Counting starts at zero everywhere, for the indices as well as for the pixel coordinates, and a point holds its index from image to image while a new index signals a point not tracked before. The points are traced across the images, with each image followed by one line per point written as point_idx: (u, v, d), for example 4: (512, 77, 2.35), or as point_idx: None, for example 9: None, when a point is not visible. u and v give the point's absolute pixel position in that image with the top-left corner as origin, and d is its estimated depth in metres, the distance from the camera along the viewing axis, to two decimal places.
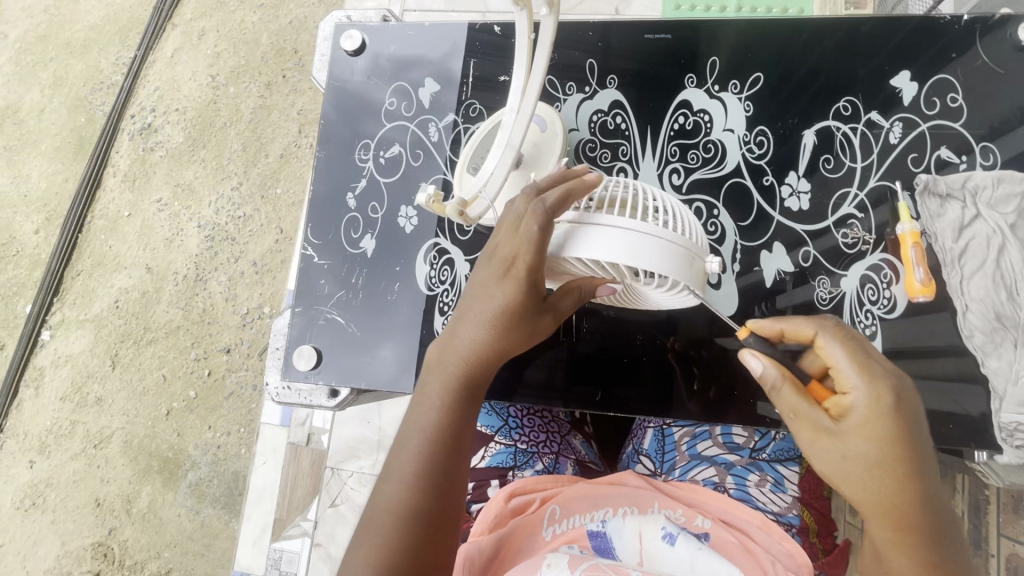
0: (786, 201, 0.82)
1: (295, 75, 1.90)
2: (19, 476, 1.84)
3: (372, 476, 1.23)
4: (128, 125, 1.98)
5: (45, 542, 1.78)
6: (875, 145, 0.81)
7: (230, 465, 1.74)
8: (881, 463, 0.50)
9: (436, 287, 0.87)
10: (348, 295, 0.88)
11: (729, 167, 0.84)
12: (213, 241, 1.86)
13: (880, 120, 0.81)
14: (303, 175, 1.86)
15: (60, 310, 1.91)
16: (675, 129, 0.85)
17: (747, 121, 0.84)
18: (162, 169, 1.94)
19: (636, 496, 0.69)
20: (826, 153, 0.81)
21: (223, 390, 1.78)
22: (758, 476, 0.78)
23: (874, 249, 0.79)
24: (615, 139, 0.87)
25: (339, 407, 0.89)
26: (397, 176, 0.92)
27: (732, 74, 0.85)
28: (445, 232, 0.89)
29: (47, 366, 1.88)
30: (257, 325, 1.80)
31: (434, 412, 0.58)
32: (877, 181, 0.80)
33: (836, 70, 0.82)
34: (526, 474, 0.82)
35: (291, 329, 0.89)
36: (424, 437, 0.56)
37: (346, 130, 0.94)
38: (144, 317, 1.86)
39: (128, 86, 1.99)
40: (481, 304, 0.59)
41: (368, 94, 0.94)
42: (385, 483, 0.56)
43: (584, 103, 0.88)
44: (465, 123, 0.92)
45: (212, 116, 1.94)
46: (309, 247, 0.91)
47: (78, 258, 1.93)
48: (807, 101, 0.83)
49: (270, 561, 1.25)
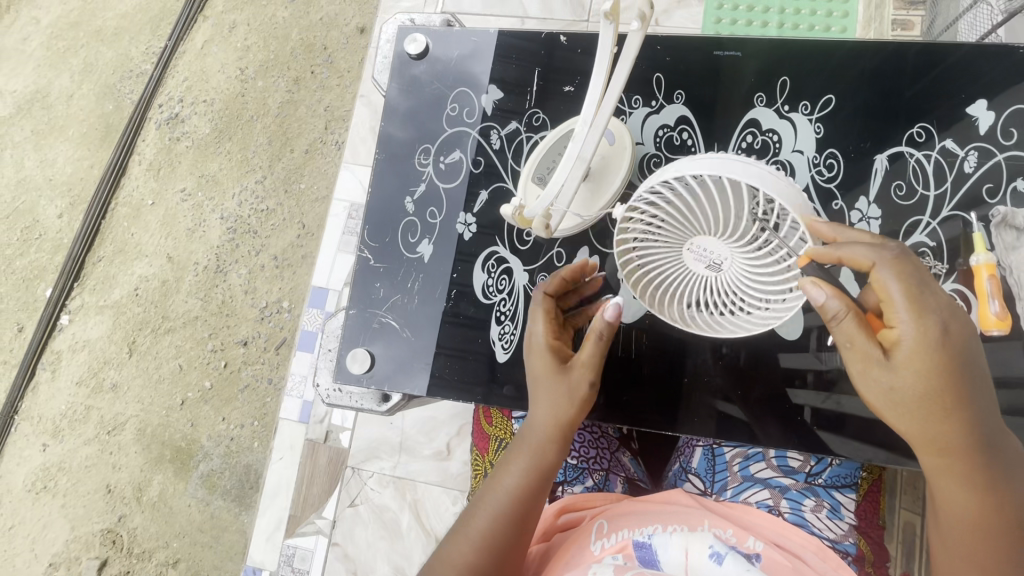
0: (855, 226, 0.79)
1: (324, 71, 1.90)
2: (32, 458, 1.84)
3: (393, 477, 1.22)
4: (155, 114, 1.99)
5: (55, 526, 1.79)
6: (949, 173, 0.78)
7: (242, 458, 1.74)
8: (927, 394, 0.52)
9: (493, 296, 0.88)
10: (404, 300, 0.90)
11: (797, 189, 0.82)
12: (236, 233, 1.87)
13: (955, 148, 0.78)
14: (328, 171, 1.86)
15: (80, 295, 1.92)
16: (743, 148, 0.84)
17: (818, 142, 0.82)
18: (187, 160, 1.95)
19: (685, 513, 0.66)
20: (898, 179, 0.79)
21: (238, 382, 1.78)
22: (814, 502, 0.77)
23: (946, 277, 0.75)
24: (680, 155, 0.85)
25: (390, 410, 0.96)
26: (457, 182, 0.92)
27: (802, 95, 0.83)
28: (504, 242, 0.89)
29: (64, 350, 1.89)
30: (275, 319, 1.80)
31: (509, 480, 0.66)
32: (950, 212, 0.77)
33: (897, 95, 0.79)
34: (576, 490, 0.84)
35: (345, 330, 0.91)
36: (502, 501, 0.64)
37: (407, 134, 0.95)
38: (163, 306, 1.87)
39: (157, 76, 2.00)
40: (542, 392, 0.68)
41: (431, 99, 0.95)
42: (458, 543, 0.63)
43: (650, 117, 0.87)
44: (528, 132, 0.91)
45: (239, 109, 1.95)
46: (366, 249, 0.93)
47: (100, 244, 1.94)
48: (880, 125, 0.80)
49: (283, 557, 1.25)
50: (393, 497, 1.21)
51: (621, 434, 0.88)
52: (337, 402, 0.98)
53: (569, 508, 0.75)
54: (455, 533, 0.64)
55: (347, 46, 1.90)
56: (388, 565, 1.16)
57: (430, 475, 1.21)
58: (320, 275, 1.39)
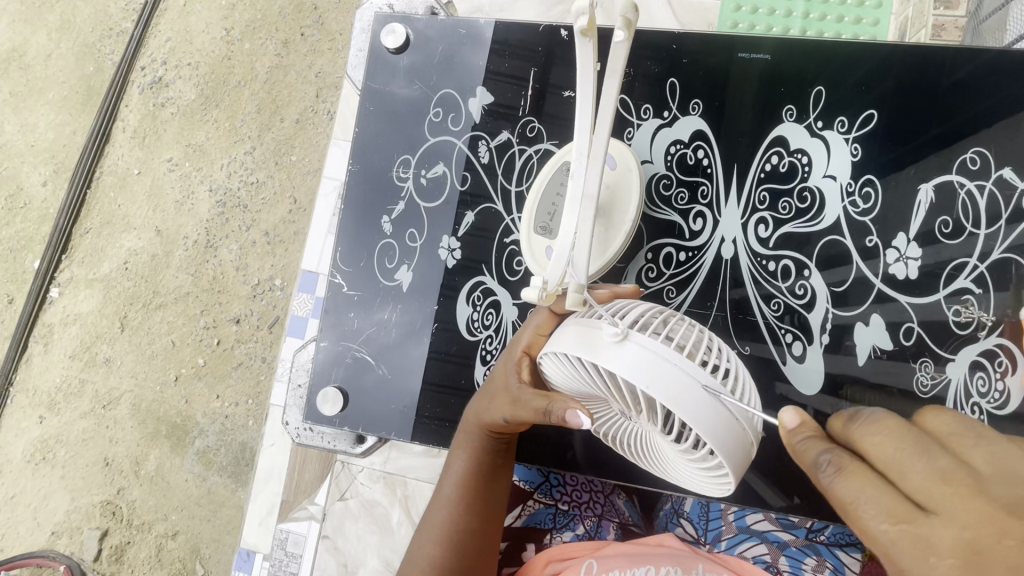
0: (891, 266, 0.76)
1: (314, 34, 1.79)
2: (29, 430, 1.84)
3: (383, 472, 1.20)
4: (138, 77, 1.89)
5: (56, 497, 1.80)
6: (1004, 210, 0.74)
7: (237, 436, 1.74)
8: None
9: (479, 332, 0.87)
10: (379, 332, 0.89)
11: (827, 222, 0.79)
12: (225, 207, 1.80)
13: (1015, 178, 0.74)
14: (318, 143, 1.77)
15: (69, 268, 1.87)
16: (766, 171, 0.81)
17: (853, 168, 0.79)
18: (173, 127, 1.86)
19: (677, 555, 0.70)
20: (943, 215, 0.75)
21: (231, 360, 1.76)
22: (815, 561, 0.80)
23: (991, 331, 0.72)
24: (694, 177, 0.83)
25: (363, 452, 0.96)
26: (440, 199, 0.90)
27: (838, 111, 0.79)
28: (492, 272, 0.87)
29: (56, 323, 1.86)
30: (267, 297, 1.75)
31: (454, 483, 0.68)
32: (1001, 254, 0.73)
33: (928, 115, 0.76)
34: (566, 538, 0.81)
35: (317, 363, 0.90)
36: (449, 493, 0.68)
37: (387, 141, 0.91)
38: (154, 281, 1.82)
39: (139, 35, 1.88)
40: (483, 395, 0.69)
41: (413, 102, 0.91)
42: (421, 544, 0.66)
43: (662, 130, 0.85)
44: (520, 143, 0.88)
45: (226, 73, 1.84)
46: (338, 273, 0.91)
47: (87, 215, 1.88)
48: (915, 148, 0.77)
49: (276, 541, 1.24)
50: (383, 493, 1.20)
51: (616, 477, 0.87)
52: (308, 442, 0.94)
53: (553, 559, 0.72)
54: (418, 537, 0.67)
55: (338, 6, 1.77)
56: (378, 560, 1.16)
57: (420, 471, 1.19)
58: (308, 259, 1.33)
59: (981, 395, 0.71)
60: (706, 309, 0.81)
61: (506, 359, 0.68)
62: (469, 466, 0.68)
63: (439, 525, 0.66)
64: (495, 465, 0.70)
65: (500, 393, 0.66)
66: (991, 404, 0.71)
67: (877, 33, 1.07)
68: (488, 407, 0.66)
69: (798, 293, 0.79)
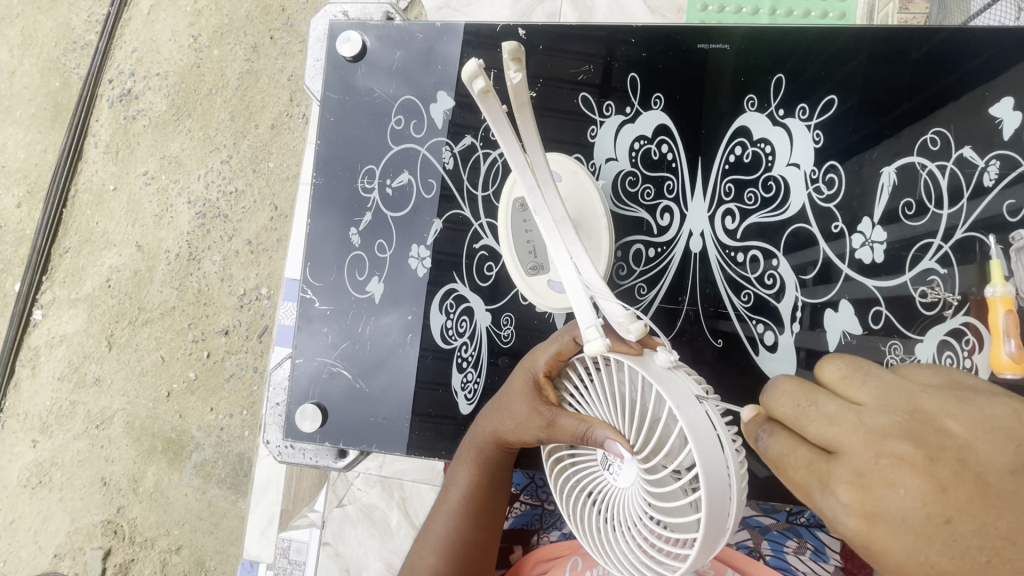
0: (857, 252, 0.77)
1: (284, 36, 1.76)
2: (24, 455, 1.82)
3: (380, 477, 1.21)
4: (106, 91, 1.85)
5: (56, 519, 1.80)
6: (966, 188, 0.74)
7: (234, 447, 1.73)
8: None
9: (453, 340, 0.87)
10: (355, 347, 0.88)
11: (793, 210, 0.79)
12: (205, 218, 1.78)
13: (974, 157, 0.74)
14: (296, 148, 1.75)
15: (50, 289, 1.85)
16: (730, 162, 0.81)
17: (816, 154, 0.79)
18: (146, 140, 1.83)
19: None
20: (907, 197, 0.76)
21: (223, 371, 1.75)
22: (796, 543, 0.82)
23: (955, 311, 0.73)
24: (660, 172, 0.83)
25: (347, 467, 0.91)
26: (407, 208, 0.89)
27: (799, 98, 0.79)
28: (463, 279, 0.87)
29: (42, 346, 1.84)
30: (254, 306, 1.74)
31: (460, 495, 0.69)
32: (965, 233, 0.74)
33: (892, 99, 0.77)
34: (553, 537, 0.81)
35: (295, 381, 0.90)
36: (453, 505, 0.68)
37: (351, 153, 0.90)
38: (138, 297, 1.80)
39: (103, 47, 1.84)
40: (505, 409, 0.67)
41: (375, 111, 0.90)
42: (421, 554, 0.67)
43: (625, 126, 0.84)
44: (484, 146, 0.87)
45: (197, 82, 1.81)
46: (309, 289, 0.91)
47: (64, 235, 1.85)
48: (878, 132, 0.77)
49: (279, 550, 1.25)
50: (381, 496, 1.20)
51: None
52: (289, 459, 0.91)
53: (541, 558, 0.74)
54: (421, 543, 0.68)
55: (305, 6, 1.75)
56: (380, 562, 1.17)
57: (417, 472, 1.19)
58: (291, 267, 1.32)
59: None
60: (677, 305, 0.82)
61: (523, 377, 0.66)
62: (479, 482, 0.69)
63: (442, 537, 0.67)
64: (501, 477, 0.70)
65: (529, 412, 0.63)
66: None
67: (846, 8, 1.07)
68: (517, 423, 0.64)
69: (767, 283, 0.79)
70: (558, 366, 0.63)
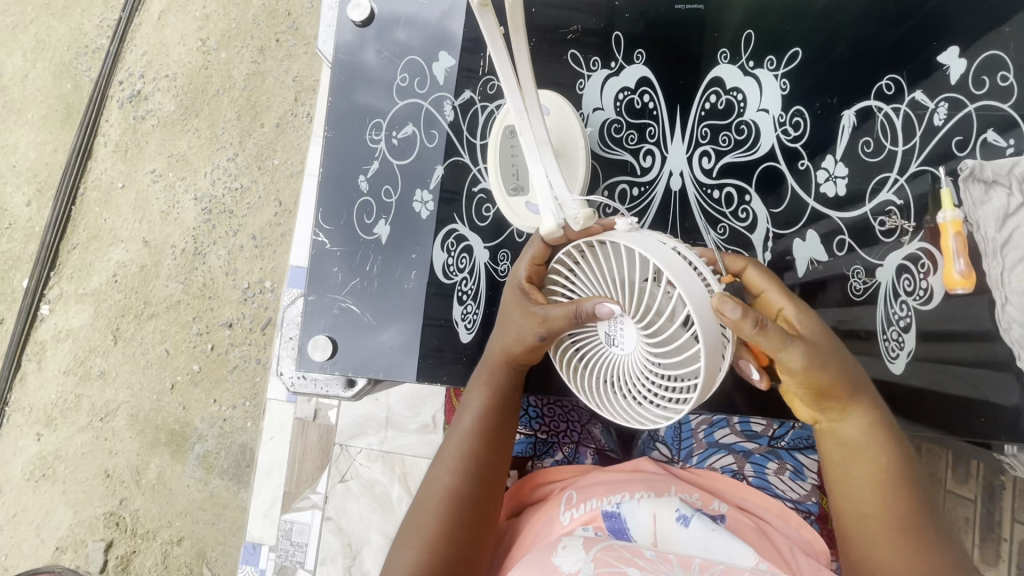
0: (821, 186, 0.79)
1: (290, 39, 1.82)
2: (28, 448, 1.84)
3: (381, 452, 1.25)
4: (117, 92, 1.91)
5: (58, 512, 1.81)
6: (918, 127, 0.76)
7: (236, 438, 1.76)
8: (895, 501, 0.59)
9: (454, 275, 0.86)
10: (364, 283, 0.87)
11: (762, 150, 0.81)
12: (211, 214, 1.83)
13: (925, 99, 0.76)
14: (301, 146, 1.81)
15: (57, 285, 1.88)
16: (706, 109, 0.83)
17: (783, 100, 0.81)
18: (154, 139, 1.89)
19: (653, 479, 0.70)
20: (865, 136, 0.78)
21: (226, 363, 1.78)
22: (777, 465, 0.80)
23: (912, 237, 0.75)
24: (642, 119, 0.84)
25: (356, 397, 0.93)
26: (413, 157, 0.89)
27: (767, 50, 0.81)
28: (463, 219, 0.87)
29: (48, 339, 1.87)
30: (258, 299, 1.78)
31: (472, 417, 0.68)
32: (919, 167, 0.76)
33: (858, 52, 0.78)
34: (546, 464, 0.84)
35: (305, 318, 0.87)
36: (466, 427, 0.68)
37: (358, 106, 0.90)
38: (144, 291, 1.84)
39: (114, 51, 1.90)
40: (505, 325, 0.67)
41: (379, 69, 0.91)
42: (436, 476, 0.66)
43: (610, 79, 0.85)
44: (482, 100, 0.88)
45: (204, 83, 1.87)
46: (320, 232, 0.89)
47: (72, 231, 1.89)
48: (844, 80, 0.79)
49: (281, 532, 1.26)
50: (382, 472, 1.23)
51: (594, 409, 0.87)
52: (301, 390, 0.94)
53: (541, 481, 0.77)
54: (433, 467, 0.67)
55: (311, 11, 1.82)
56: (381, 536, 1.20)
57: (417, 447, 1.24)
58: (296, 255, 1.39)
59: (907, 293, 0.74)
60: None
61: (511, 290, 0.67)
62: (489, 401, 0.68)
63: (455, 456, 0.66)
64: (511, 399, 0.70)
65: (523, 316, 0.64)
66: (917, 301, 0.74)
67: None
68: (516, 333, 0.65)
69: (741, 217, 0.81)
70: (538, 271, 0.67)
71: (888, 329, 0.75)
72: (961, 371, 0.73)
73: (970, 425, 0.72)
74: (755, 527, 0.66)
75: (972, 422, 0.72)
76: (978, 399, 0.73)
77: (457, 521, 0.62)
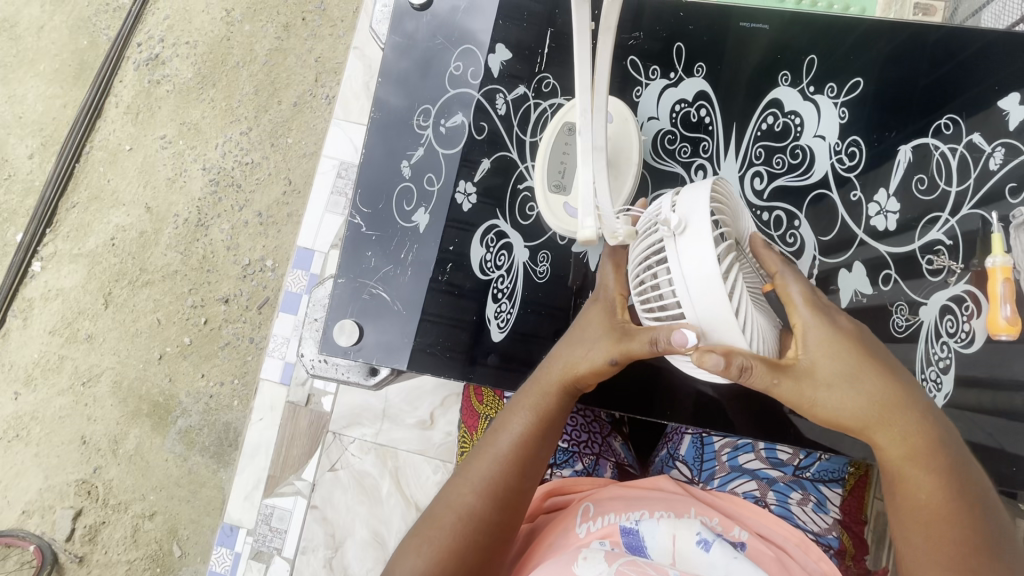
0: (873, 219, 0.79)
1: (316, 19, 1.81)
2: (4, 406, 1.79)
3: (374, 444, 1.23)
4: (134, 53, 1.87)
5: (28, 474, 1.75)
6: (973, 169, 0.77)
7: (221, 416, 1.73)
8: (943, 531, 0.55)
9: (491, 272, 0.85)
10: (396, 271, 0.86)
11: (816, 176, 0.81)
12: (218, 185, 1.80)
13: (982, 143, 0.77)
14: (316, 127, 1.79)
15: (52, 242, 1.84)
16: (763, 130, 0.82)
17: (840, 128, 0.81)
18: (168, 104, 1.86)
19: (670, 499, 0.70)
20: (920, 173, 0.78)
21: (219, 339, 1.75)
22: (800, 495, 0.79)
23: (959, 278, 0.76)
24: (696, 134, 0.83)
25: (377, 381, 0.92)
26: (459, 147, 0.88)
27: (829, 77, 0.81)
28: (505, 215, 0.86)
29: (37, 297, 1.82)
30: (257, 278, 1.75)
31: (512, 440, 0.66)
32: (970, 210, 0.77)
33: (914, 90, 0.79)
34: (565, 473, 0.84)
35: (333, 299, 0.85)
36: (503, 451, 0.65)
37: (408, 91, 0.89)
38: (142, 257, 1.80)
39: (136, 12, 1.87)
40: (581, 349, 0.65)
41: (434, 56, 0.89)
42: (459, 491, 0.64)
43: (668, 90, 0.84)
44: (536, 98, 0.87)
45: (225, 54, 1.85)
46: (357, 214, 0.87)
47: (73, 189, 1.85)
48: (905, 116, 0.79)
49: (261, 516, 1.24)
50: (374, 464, 1.22)
51: (613, 424, 0.92)
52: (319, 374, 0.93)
53: (556, 493, 0.77)
54: (456, 482, 0.66)
55: None
56: (367, 530, 1.18)
57: (412, 443, 1.23)
58: (303, 237, 1.37)
59: (950, 334, 0.75)
60: None
61: (600, 303, 0.67)
62: (534, 427, 0.66)
63: (484, 478, 0.64)
64: (556, 430, 0.68)
65: (603, 337, 0.64)
66: (959, 343, 0.74)
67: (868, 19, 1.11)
68: (588, 351, 0.65)
69: (789, 242, 0.80)
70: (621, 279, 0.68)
71: (927, 368, 0.75)
72: (997, 422, 0.73)
73: (1004, 472, 0.72)
74: (777, 558, 0.66)
75: (1005, 469, 0.72)
76: (1005, 454, 0.72)
77: (473, 545, 0.62)
